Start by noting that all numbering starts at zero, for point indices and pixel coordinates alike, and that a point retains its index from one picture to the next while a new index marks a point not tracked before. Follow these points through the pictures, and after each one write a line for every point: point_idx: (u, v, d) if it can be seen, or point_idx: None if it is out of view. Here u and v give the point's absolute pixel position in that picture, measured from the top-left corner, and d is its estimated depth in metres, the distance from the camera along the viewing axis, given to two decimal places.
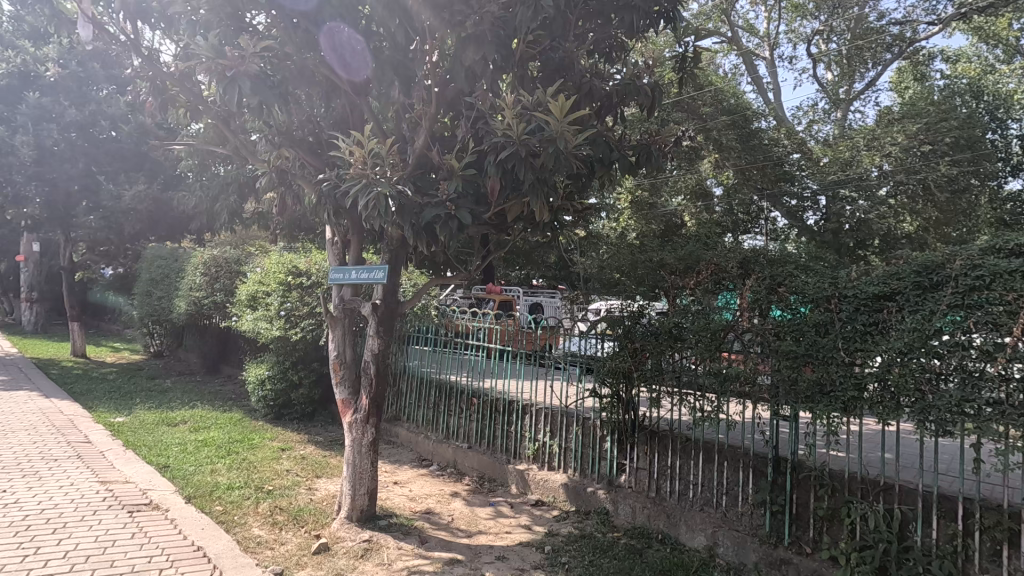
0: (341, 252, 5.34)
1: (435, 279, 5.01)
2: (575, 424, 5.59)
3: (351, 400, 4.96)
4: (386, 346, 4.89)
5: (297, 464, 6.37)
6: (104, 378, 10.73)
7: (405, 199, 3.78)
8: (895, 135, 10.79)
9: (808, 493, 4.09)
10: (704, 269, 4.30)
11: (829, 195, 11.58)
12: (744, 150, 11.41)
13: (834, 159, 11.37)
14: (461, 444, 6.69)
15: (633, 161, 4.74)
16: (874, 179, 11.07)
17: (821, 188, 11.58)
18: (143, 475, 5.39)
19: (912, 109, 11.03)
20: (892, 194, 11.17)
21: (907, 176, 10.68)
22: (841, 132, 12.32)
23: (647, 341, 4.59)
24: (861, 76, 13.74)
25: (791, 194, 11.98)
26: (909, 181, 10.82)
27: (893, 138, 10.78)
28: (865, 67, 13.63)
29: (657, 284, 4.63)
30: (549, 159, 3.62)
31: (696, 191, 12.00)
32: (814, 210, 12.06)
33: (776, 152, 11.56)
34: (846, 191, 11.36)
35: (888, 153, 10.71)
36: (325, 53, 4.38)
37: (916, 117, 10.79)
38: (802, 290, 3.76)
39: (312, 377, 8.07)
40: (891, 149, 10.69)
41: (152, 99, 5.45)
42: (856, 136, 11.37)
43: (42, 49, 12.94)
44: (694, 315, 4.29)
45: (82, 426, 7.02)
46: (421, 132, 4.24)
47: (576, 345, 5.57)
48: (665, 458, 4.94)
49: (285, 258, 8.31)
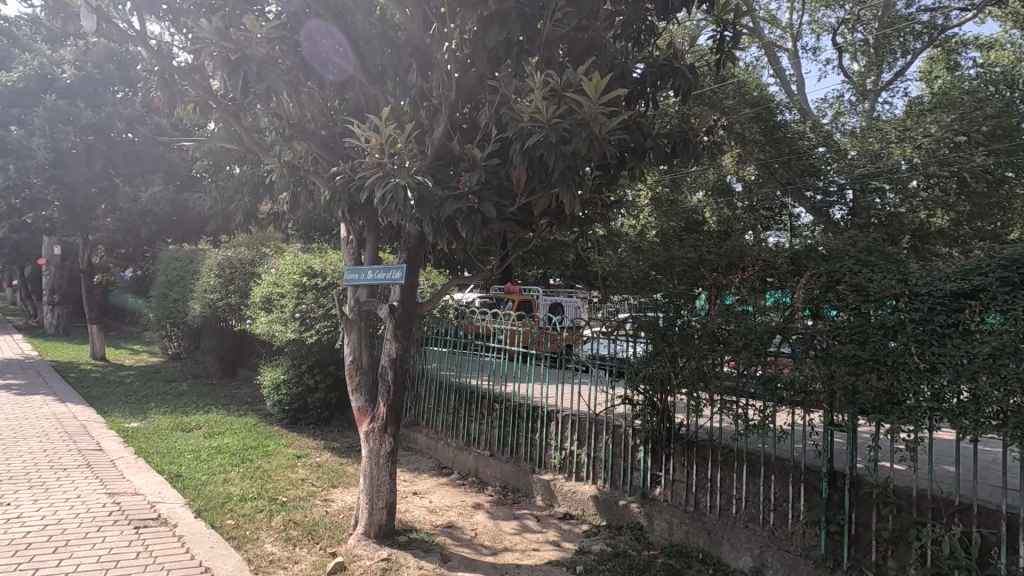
0: (357, 251, 5.07)
1: (455, 280, 4.71)
2: (604, 432, 5.25)
3: (368, 408, 4.66)
4: (404, 349, 4.60)
5: (313, 473, 6.11)
6: (122, 381, 10.63)
7: (424, 191, 3.48)
8: (928, 126, 10.23)
9: (869, 513, 3.71)
10: (750, 264, 3.91)
11: (856, 189, 11.05)
12: (771, 142, 10.94)
13: (863, 152, 10.83)
14: (483, 452, 6.38)
15: (669, 150, 4.34)
16: (905, 172, 10.48)
17: (849, 182, 11.01)
18: (154, 486, 5.17)
19: (946, 99, 10.33)
20: (922, 183, 10.59)
21: (939, 167, 10.10)
22: (870, 123, 11.55)
23: (686, 344, 4.20)
24: (889, 65, 13.08)
25: (815, 188, 11.38)
26: (941, 173, 10.23)
27: (926, 129, 10.23)
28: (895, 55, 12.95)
29: (696, 282, 4.23)
30: (581, 145, 3.28)
31: (717, 187, 11.60)
32: (841, 205, 11.56)
33: (802, 146, 11.03)
34: (877, 183, 10.74)
35: (918, 145, 10.28)
36: (303, 47, 4.20)
37: (949, 106, 10.10)
38: (866, 288, 3.38)
39: (328, 380, 7.83)
40: (923, 140, 10.21)
41: (160, 93, 5.25)
42: (885, 127, 10.82)
43: (58, 52, 13.06)
44: (740, 318, 3.89)
45: (95, 432, 6.85)
46: (441, 119, 3.92)
47: (605, 348, 5.19)
48: (704, 470, 4.58)
49: (299, 259, 8.07)
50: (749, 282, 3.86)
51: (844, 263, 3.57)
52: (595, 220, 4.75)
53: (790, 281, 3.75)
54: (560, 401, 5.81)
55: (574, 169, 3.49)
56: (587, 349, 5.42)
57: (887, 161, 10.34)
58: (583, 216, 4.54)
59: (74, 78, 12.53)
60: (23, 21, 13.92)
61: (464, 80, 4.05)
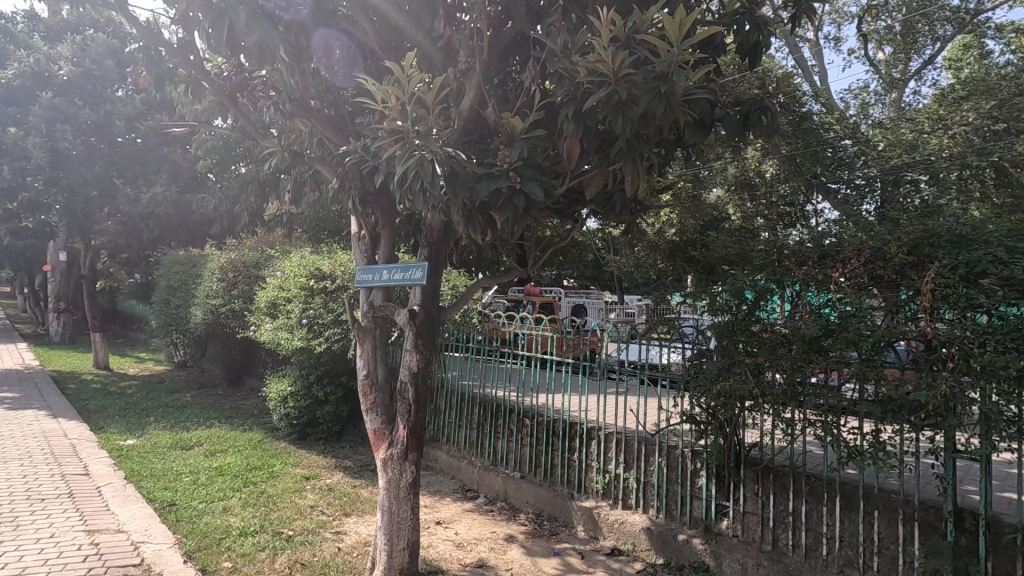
0: (371, 248, 4.40)
1: (485, 280, 4.04)
2: (657, 454, 4.54)
3: (385, 431, 4.00)
4: (428, 361, 3.92)
5: (323, 498, 5.45)
6: (122, 393, 10.06)
7: (458, 165, 2.84)
8: (964, 114, 8.44)
9: (1010, 562, 2.99)
10: (852, 256, 3.21)
11: (887, 183, 9.05)
12: (795, 134, 9.16)
13: (895, 142, 8.95)
14: (513, 474, 5.67)
15: (740, 119, 3.64)
16: (945, 160, 8.40)
17: (880, 174, 9.00)
18: (140, 521, 4.53)
19: (981, 84, 8.40)
20: (963, 165, 8.35)
21: (976, 157, 8.20)
22: (900, 114, 9.77)
23: (772, 354, 3.46)
24: (918, 53, 11.23)
25: (836, 180, 9.44)
26: (977, 165, 8.31)
27: (962, 117, 8.46)
28: (922, 42, 10.94)
29: (780, 276, 3.54)
30: (653, 104, 2.57)
31: (739, 183, 9.90)
32: (871, 198, 9.23)
33: (827, 137, 9.29)
34: (912, 176, 8.70)
35: (951, 136, 8.49)
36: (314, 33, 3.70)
37: (987, 92, 8.26)
38: (1022, 282, 2.71)
39: (338, 393, 7.19)
40: (958, 130, 8.46)
41: (146, 72, 4.55)
42: (916, 118, 9.06)
43: (55, 49, 12.64)
44: (846, 320, 3.17)
45: (84, 454, 6.24)
46: (472, 81, 3.24)
47: (657, 356, 4.49)
48: (782, 502, 3.85)
49: (306, 260, 7.41)
50: (853, 276, 3.18)
51: (987, 252, 2.87)
52: (648, 208, 4.07)
53: (909, 274, 3.05)
54: (601, 415, 5.11)
55: (636, 140, 2.81)
56: (613, 353, 4.91)
57: (924, 150, 8.51)
58: (635, 203, 3.83)
59: (71, 75, 12.09)
60: (20, 18, 13.44)
61: (499, 36, 3.37)
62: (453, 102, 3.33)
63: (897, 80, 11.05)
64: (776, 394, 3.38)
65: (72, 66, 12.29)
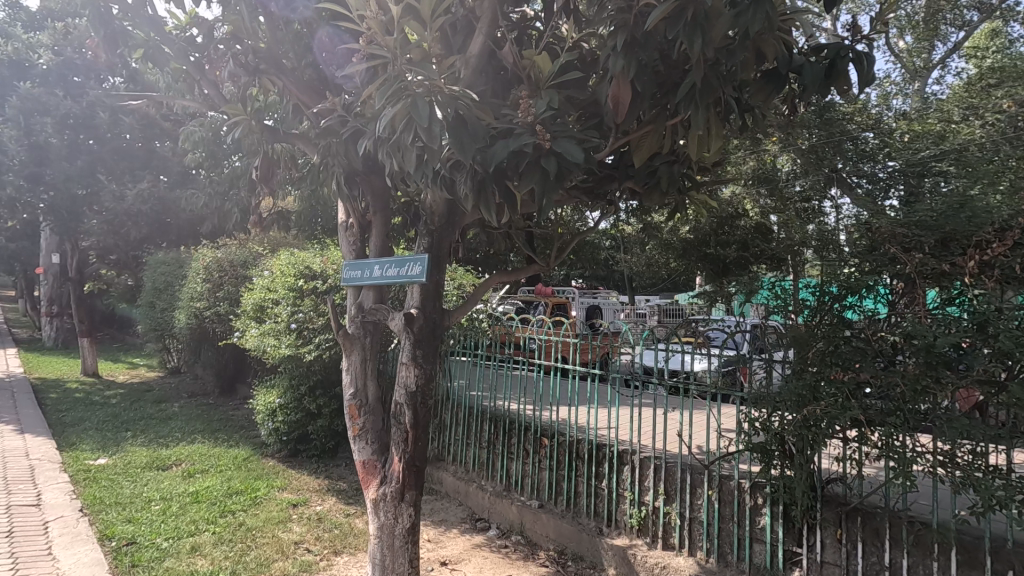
0: (361, 239, 3.63)
1: (499, 277, 3.28)
2: (707, 486, 3.75)
3: (378, 464, 3.26)
4: (430, 378, 3.15)
5: (310, 531, 4.69)
6: (104, 403, 9.35)
7: (467, 111, 2.08)
8: (1000, 100, 7.12)
9: None
10: (994, 239, 2.41)
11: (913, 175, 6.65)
12: (819, 122, 7.51)
13: (922, 132, 7.19)
14: (530, 502, 4.88)
15: (825, 68, 2.83)
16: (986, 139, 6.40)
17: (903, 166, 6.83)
18: (83, 571, 3.89)
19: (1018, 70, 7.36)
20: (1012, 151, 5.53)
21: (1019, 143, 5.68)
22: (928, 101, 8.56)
23: (874, 367, 2.67)
24: (942, 40, 10.05)
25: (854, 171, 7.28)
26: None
27: (997, 103, 7.12)
28: (945, 30, 9.70)
29: (879, 267, 2.75)
30: (742, 17, 1.80)
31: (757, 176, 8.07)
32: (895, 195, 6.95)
33: (849, 129, 7.55)
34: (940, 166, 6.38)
35: (982, 124, 7.03)
36: None
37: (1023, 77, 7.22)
38: None
39: (332, 405, 6.40)
40: (995, 117, 6.95)
41: (95, 32, 3.95)
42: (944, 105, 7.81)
43: (34, 37, 12.07)
44: (985, 322, 2.39)
45: (42, 479, 5.55)
46: (486, 10, 2.49)
47: (698, 363, 3.73)
48: (875, 553, 3.06)
49: (294, 258, 6.67)
50: (998, 267, 2.41)
51: None
52: (698, 188, 3.30)
53: None
54: (634, 436, 4.33)
55: (711, 78, 2.07)
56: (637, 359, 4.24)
57: (954, 136, 6.79)
58: (683, 178, 3.06)
59: (52, 64, 11.59)
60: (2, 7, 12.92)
61: None
62: (462, 44, 2.60)
63: (921, 69, 10.04)
64: (891, 423, 2.57)
65: (53, 54, 11.77)
